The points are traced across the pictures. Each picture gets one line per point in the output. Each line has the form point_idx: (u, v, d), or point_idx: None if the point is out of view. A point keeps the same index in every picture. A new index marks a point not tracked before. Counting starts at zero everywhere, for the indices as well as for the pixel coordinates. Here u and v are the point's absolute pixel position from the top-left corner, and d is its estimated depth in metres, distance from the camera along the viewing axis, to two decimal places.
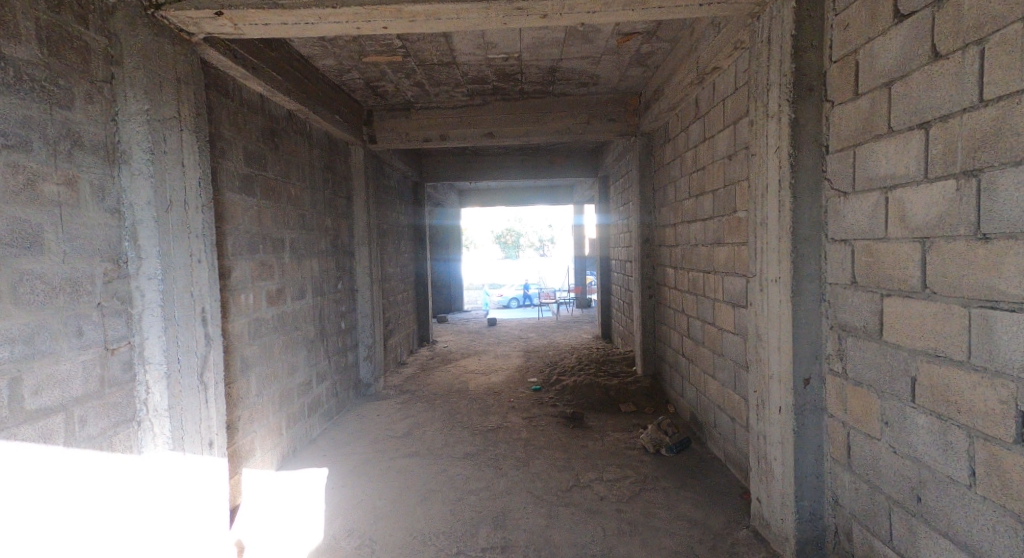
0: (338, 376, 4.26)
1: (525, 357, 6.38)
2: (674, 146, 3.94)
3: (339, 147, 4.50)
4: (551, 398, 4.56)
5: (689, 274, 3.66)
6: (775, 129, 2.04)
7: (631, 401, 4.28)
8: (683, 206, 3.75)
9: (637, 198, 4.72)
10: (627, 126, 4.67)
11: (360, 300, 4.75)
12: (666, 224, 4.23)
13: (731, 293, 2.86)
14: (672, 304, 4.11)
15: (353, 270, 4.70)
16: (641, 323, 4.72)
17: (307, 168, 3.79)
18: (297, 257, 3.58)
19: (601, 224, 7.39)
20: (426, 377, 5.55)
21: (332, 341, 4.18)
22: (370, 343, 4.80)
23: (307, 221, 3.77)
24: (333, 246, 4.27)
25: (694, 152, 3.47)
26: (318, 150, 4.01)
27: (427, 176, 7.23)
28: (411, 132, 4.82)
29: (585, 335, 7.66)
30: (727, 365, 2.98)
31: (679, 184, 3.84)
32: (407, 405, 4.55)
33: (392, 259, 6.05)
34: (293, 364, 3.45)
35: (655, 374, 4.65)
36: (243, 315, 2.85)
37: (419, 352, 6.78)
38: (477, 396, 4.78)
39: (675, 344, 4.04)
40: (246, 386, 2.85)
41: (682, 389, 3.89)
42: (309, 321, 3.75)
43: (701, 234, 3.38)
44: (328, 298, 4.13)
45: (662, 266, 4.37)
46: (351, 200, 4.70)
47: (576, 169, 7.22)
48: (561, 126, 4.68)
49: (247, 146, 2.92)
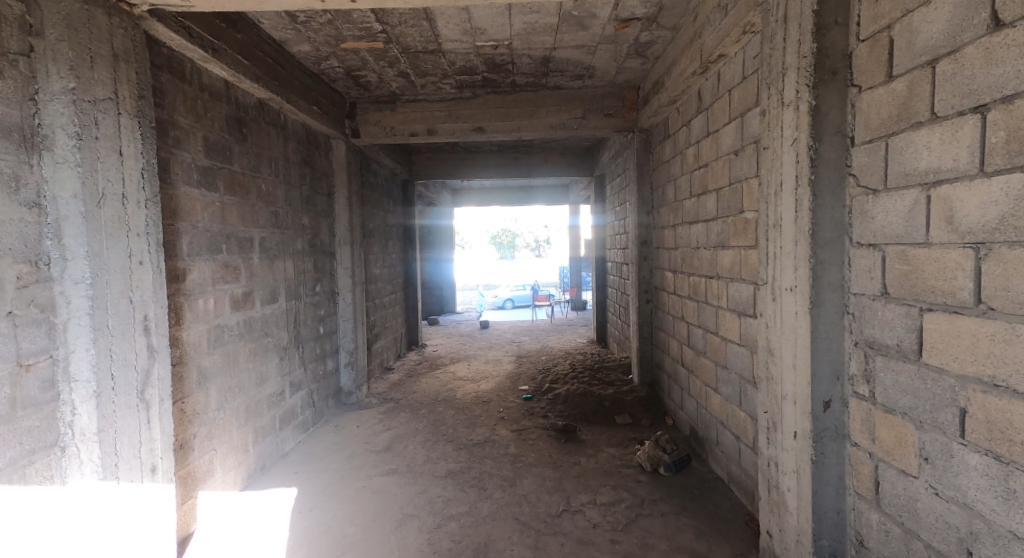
0: (315, 385, 4.00)
1: (517, 363, 6.13)
2: (675, 142, 3.70)
3: (319, 141, 4.24)
4: (542, 408, 4.32)
5: (689, 279, 3.42)
6: (793, 118, 1.80)
7: (627, 413, 4.04)
8: (684, 207, 3.52)
9: (634, 198, 4.48)
10: (624, 121, 4.45)
11: (341, 303, 4.50)
12: (665, 226, 3.99)
13: (737, 301, 2.63)
14: (670, 310, 3.87)
15: (334, 272, 4.44)
16: (638, 329, 4.48)
17: (281, 163, 3.54)
18: (268, 258, 3.32)
19: (596, 225, 7.14)
20: (412, 384, 5.29)
21: (309, 347, 3.91)
22: (351, 348, 4.54)
23: (281, 219, 3.52)
24: (311, 247, 4.02)
25: (697, 148, 3.24)
26: (294, 143, 3.76)
27: (417, 174, 6.98)
28: (397, 126, 4.57)
29: (580, 340, 7.42)
30: (732, 378, 2.75)
31: (679, 183, 3.60)
32: (390, 415, 4.29)
33: (378, 260, 5.79)
34: (262, 374, 3.20)
35: (652, 383, 4.42)
36: (201, 321, 2.60)
37: (406, 357, 6.52)
38: (464, 405, 4.53)
39: (674, 352, 3.81)
40: (204, 399, 2.60)
41: (682, 402, 3.65)
42: (281, 327, 3.49)
43: (703, 237, 3.15)
44: (304, 302, 3.87)
45: (660, 270, 4.13)
46: (332, 197, 4.44)
47: (571, 167, 6.98)
48: (555, 121, 4.44)
49: (208, 136, 2.67)
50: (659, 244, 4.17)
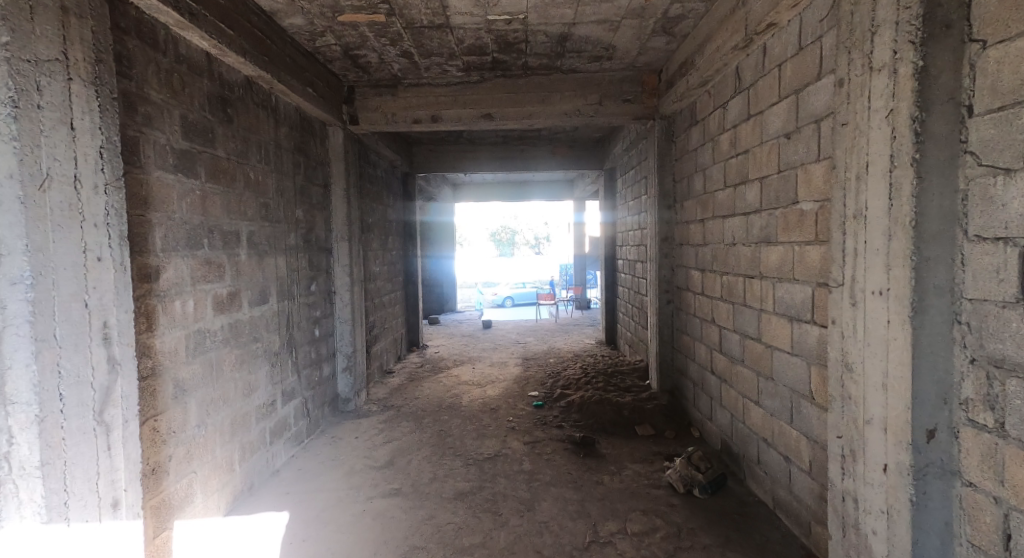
0: (310, 393, 3.68)
1: (523, 366, 5.80)
2: (704, 129, 3.39)
3: (315, 127, 3.92)
4: (555, 417, 4.00)
5: (722, 278, 3.11)
6: (888, 85, 1.50)
7: (648, 424, 3.72)
8: (716, 199, 3.20)
9: (654, 191, 4.16)
10: (644, 108, 4.13)
11: (338, 304, 4.17)
12: (691, 221, 3.67)
13: (788, 304, 2.32)
14: (697, 313, 3.55)
15: (330, 270, 4.11)
16: (658, 332, 4.17)
17: (272, 150, 3.21)
18: (257, 255, 3.00)
19: (606, 221, 6.81)
20: (413, 389, 4.97)
21: (303, 352, 3.59)
22: (349, 352, 4.21)
23: (272, 212, 3.19)
24: (305, 242, 3.69)
25: (733, 134, 2.92)
26: (287, 128, 3.42)
27: (418, 168, 6.65)
28: (398, 112, 4.24)
29: (588, 341, 7.10)
30: (778, 391, 2.44)
31: (710, 173, 3.29)
32: (391, 425, 3.97)
33: (378, 257, 5.46)
34: (250, 384, 2.88)
35: (673, 391, 4.10)
36: (179, 326, 2.28)
37: (407, 360, 6.19)
38: (471, 413, 4.21)
39: (702, 358, 3.49)
40: (182, 415, 2.28)
41: (711, 414, 3.34)
42: (273, 331, 3.17)
43: (741, 231, 2.83)
44: (297, 303, 3.54)
45: (685, 268, 3.82)
46: (328, 189, 4.11)
47: (580, 161, 6.66)
48: (570, 107, 4.14)
49: (187, 114, 2.35)
50: (683, 240, 3.86)
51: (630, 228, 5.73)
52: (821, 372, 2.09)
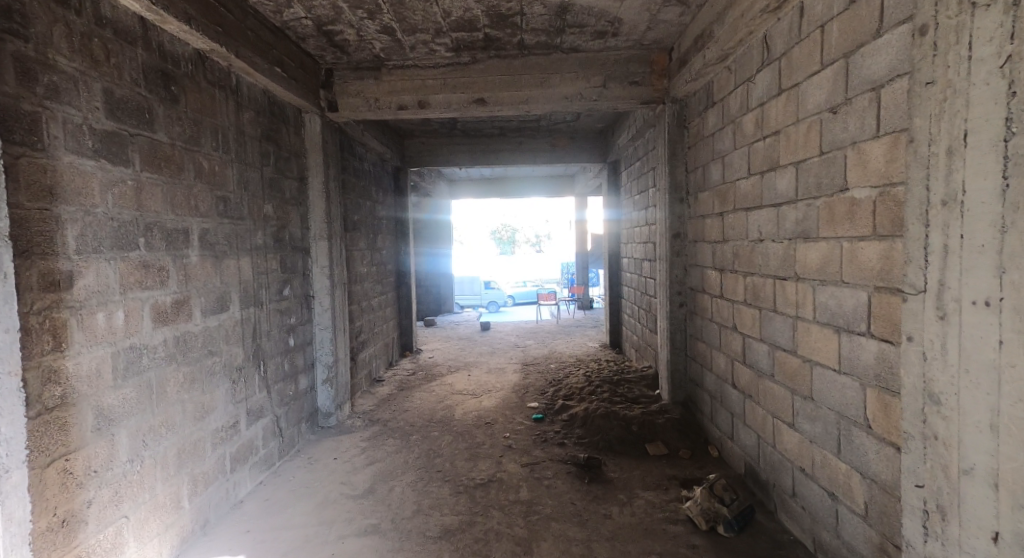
0: (283, 410, 3.29)
1: (522, 373, 5.40)
2: (722, 112, 3.01)
3: (289, 114, 3.54)
4: (557, 434, 3.61)
5: (746, 279, 2.72)
6: (1003, 24, 1.19)
7: (660, 442, 3.34)
8: (737, 189, 2.82)
9: (664, 183, 3.77)
10: (652, 91, 3.75)
11: (317, 309, 3.79)
12: (708, 215, 3.29)
13: (834, 312, 1.93)
14: (716, 318, 3.17)
15: (307, 272, 3.73)
16: (669, 338, 3.78)
17: (234, 136, 2.83)
18: (213, 257, 2.62)
19: (610, 218, 6.42)
20: (403, 400, 4.58)
21: (274, 365, 3.21)
22: (330, 362, 3.83)
23: (234, 208, 2.82)
24: (277, 242, 3.31)
25: (760, 113, 2.54)
26: (253, 113, 3.05)
27: (410, 162, 6.27)
28: (381, 98, 3.86)
29: (591, 344, 6.70)
30: (819, 414, 2.06)
31: (730, 160, 2.91)
32: (375, 444, 3.58)
33: (364, 257, 5.08)
34: (205, 406, 2.50)
35: (687, 403, 3.72)
36: (104, 344, 1.91)
37: (398, 366, 5.80)
38: (464, 428, 3.83)
39: (721, 369, 3.11)
40: (108, 450, 1.91)
41: (732, 432, 2.95)
42: (236, 343, 2.79)
43: (770, 225, 2.45)
44: (267, 310, 3.16)
45: (700, 268, 3.43)
46: (305, 183, 3.73)
47: (582, 154, 6.30)
48: (571, 91, 3.77)
49: (112, 89, 1.97)
50: (698, 236, 3.47)
51: (636, 224, 5.35)
52: (880, 395, 1.71)
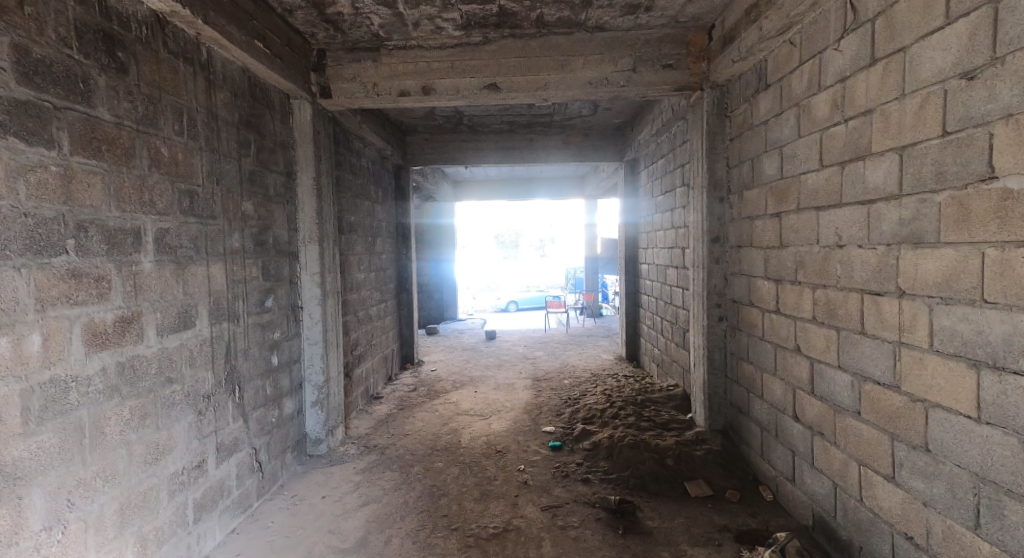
0: (263, 440, 2.83)
1: (534, 390, 4.93)
2: (781, 95, 2.57)
3: (275, 99, 3.10)
4: (580, 469, 3.15)
5: (817, 293, 2.27)
6: None
7: (702, 480, 2.89)
8: (803, 184, 2.37)
9: (702, 180, 3.32)
10: (688, 76, 3.31)
11: (306, 322, 3.33)
12: (759, 216, 2.84)
13: (969, 339, 1.54)
14: (770, 337, 2.71)
15: (295, 279, 3.28)
16: (707, 357, 3.32)
17: (205, 120, 2.39)
18: (174, 263, 2.17)
19: (627, 221, 5.96)
20: (403, 421, 4.12)
21: (254, 389, 2.76)
22: (320, 383, 3.37)
23: (204, 204, 2.38)
24: (258, 246, 2.86)
25: (839, 91, 2.09)
26: (230, 95, 2.61)
27: (413, 160, 5.82)
28: (380, 82, 3.41)
29: (605, 357, 6.23)
30: (942, 471, 1.63)
31: (791, 150, 2.47)
32: (371, 478, 3.12)
33: (362, 263, 4.64)
34: (162, 446, 2.05)
35: (728, 432, 3.26)
36: (7, 379, 1.54)
37: (398, 382, 5.34)
38: (472, 459, 3.37)
39: (777, 398, 2.65)
40: (12, 518, 1.54)
41: (793, 474, 2.50)
42: (204, 366, 2.33)
43: (855, 227, 2.00)
44: (246, 325, 2.71)
45: (748, 277, 2.98)
46: (293, 178, 3.28)
47: (599, 152, 5.86)
48: (594, 75, 3.33)
49: (27, 46, 1.59)
50: (745, 240, 3.02)
51: (658, 228, 4.93)
52: None
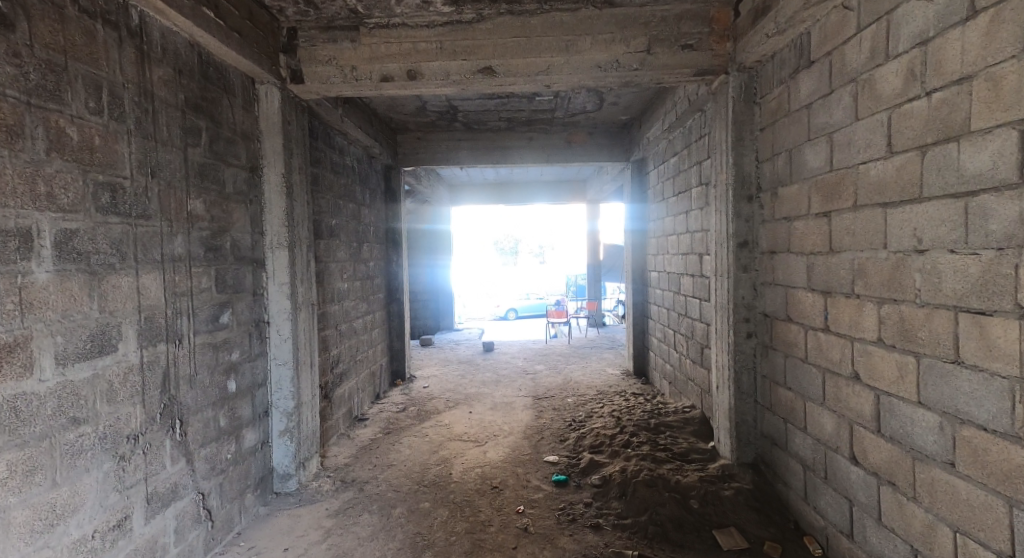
0: (214, 483, 2.39)
1: (535, 411, 4.48)
2: (832, 70, 2.15)
3: (236, 82, 2.68)
4: (589, 511, 2.72)
5: (883, 310, 1.85)
6: None
7: (734, 528, 2.47)
8: (865, 176, 1.94)
9: (727, 176, 2.89)
10: (712, 58, 2.89)
11: (273, 340, 2.89)
12: (800, 217, 2.41)
13: None
14: (816, 360, 2.28)
15: (259, 291, 2.84)
16: (734, 380, 2.88)
17: (135, 98, 1.97)
18: (85, 273, 1.76)
19: (633, 225, 5.54)
20: (387, 449, 3.67)
21: (203, 422, 2.32)
22: (289, 409, 2.92)
23: (134, 202, 1.96)
24: (211, 251, 2.43)
25: (919, 56, 1.67)
26: (174, 72, 2.19)
27: (404, 160, 5.40)
28: (358, 66, 2.99)
29: (611, 372, 5.78)
30: None
31: (847, 136, 2.05)
32: (344, 524, 2.67)
33: (344, 271, 4.21)
34: (60, 507, 1.66)
35: (759, 466, 2.82)
36: None
37: (387, 400, 4.89)
38: (466, 496, 2.94)
39: (827, 434, 2.22)
40: None
41: (850, 530, 2.06)
42: (130, 400, 1.91)
43: (948, 226, 1.59)
44: (192, 345, 2.27)
45: (786, 287, 2.55)
46: (258, 174, 2.85)
47: (603, 151, 5.45)
48: (604, 57, 2.92)
49: None
50: (781, 244, 2.60)
51: (670, 233, 4.52)
52: None
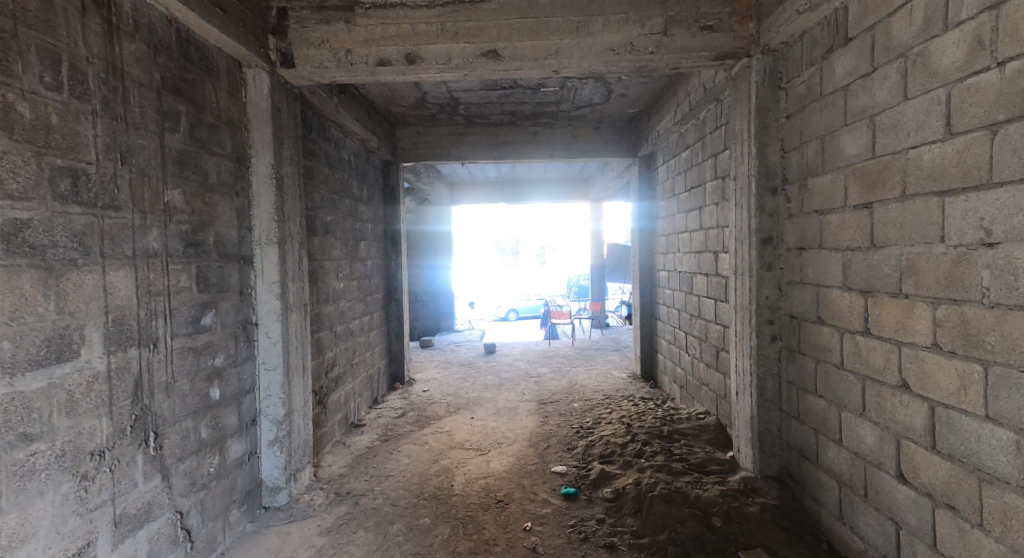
0: (194, 500, 2.18)
1: (539, 416, 4.27)
2: (873, 47, 1.95)
3: (221, 64, 2.48)
4: (602, 530, 2.51)
5: (941, 311, 1.67)
6: None
7: (761, 550, 2.27)
8: (915, 162, 1.74)
9: (749, 167, 2.69)
10: (733, 40, 2.69)
11: (262, 343, 2.68)
12: (834, 209, 2.20)
13: None
14: (855, 366, 2.08)
15: (247, 290, 2.63)
16: (757, 387, 2.67)
17: (102, 75, 1.80)
18: (39, 269, 1.61)
19: (640, 223, 5.34)
20: (384, 458, 3.46)
21: (181, 433, 2.11)
22: (279, 418, 2.71)
23: (98, 191, 1.78)
24: (192, 247, 2.22)
25: (988, 22, 1.51)
26: (148, 49, 1.99)
27: (403, 155, 5.19)
28: (354, 49, 2.78)
29: (617, 375, 5.57)
30: None
31: (893, 118, 1.85)
32: (337, 544, 2.47)
33: (340, 270, 4.00)
34: (6, 536, 1.50)
35: (784, 479, 2.62)
36: None
37: (385, 405, 4.68)
38: (469, 511, 2.74)
39: (867, 448, 2.02)
40: None
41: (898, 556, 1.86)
42: (95, 412, 1.74)
43: None
44: (169, 350, 2.06)
45: (816, 286, 2.35)
46: (246, 164, 2.64)
47: (610, 147, 5.24)
48: (617, 40, 2.72)
49: None
50: (811, 239, 2.39)
51: (681, 230, 4.31)
52: None
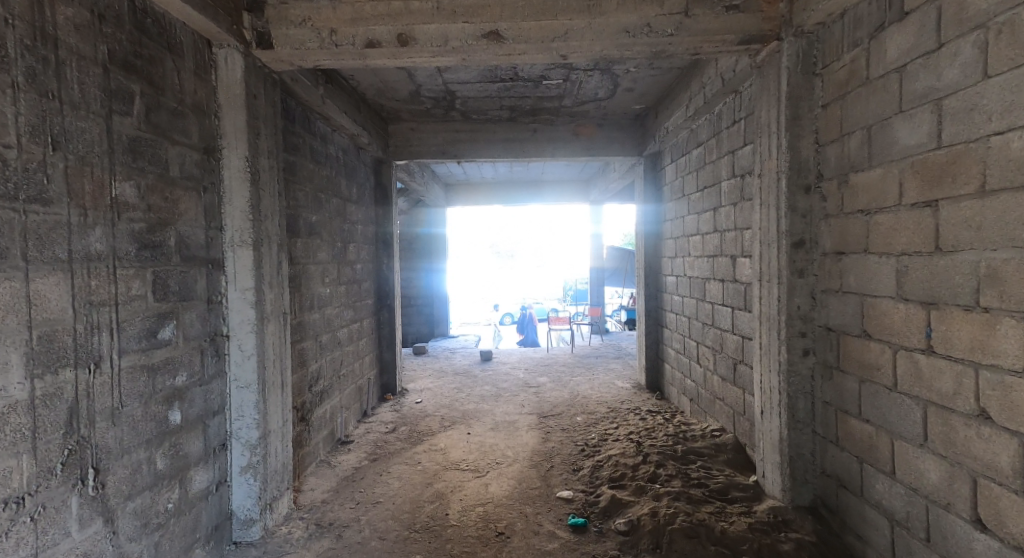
0: (147, 543, 1.88)
1: (541, 432, 3.97)
2: (941, 20, 1.69)
3: (187, 42, 2.18)
4: None
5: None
6: None
7: None
8: (1000, 150, 1.53)
9: (778, 161, 2.40)
10: (761, 21, 2.41)
11: (233, 357, 2.37)
12: (884, 208, 1.92)
13: None
14: (914, 390, 1.80)
15: (215, 298, 2.31)
16: (787, 407, 2.38)
17: (26, 41, 1.53)
18: None
19: (646, 225, 5.05)
20: (373, 480, 3.16)
21: (130, 467, 1.81)
22: (253, 441, 2.40)
23: (16, 179, 1.50)
24: (147, 249, 1.92)
25: None
26: (90, 17, 1.71)
27: (395, 153, 4.89)
28: (339, 28, 2.49)
29: (622, 386, 5.28)
30: None
31: (970, 101, 1.61)
32: None
33: (326, 274, 3.69)
34: None
35: (819, 512, 2.33)
36: None
37: (374, 419, 4.38)
38: (467, 547, 2.44)
39: (932, 484, 1.74)
40: None
41: None
42: (11, 451, 1.48)
43: None
44: (116, 370, 1.76)
45: (860, 295, 2.07)
46: (215, 156, 2.33)
47: (614, 145, 4.96)
48: (633, 21, 2.44)
49: None
50: (852, 242, 2.12)
51: (692, 233, 4.03)
52: None
